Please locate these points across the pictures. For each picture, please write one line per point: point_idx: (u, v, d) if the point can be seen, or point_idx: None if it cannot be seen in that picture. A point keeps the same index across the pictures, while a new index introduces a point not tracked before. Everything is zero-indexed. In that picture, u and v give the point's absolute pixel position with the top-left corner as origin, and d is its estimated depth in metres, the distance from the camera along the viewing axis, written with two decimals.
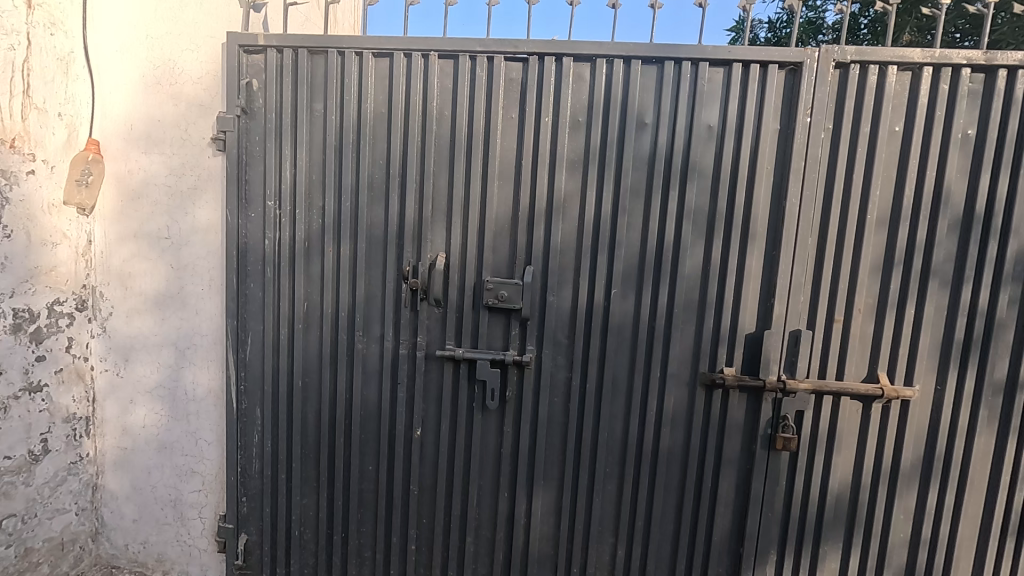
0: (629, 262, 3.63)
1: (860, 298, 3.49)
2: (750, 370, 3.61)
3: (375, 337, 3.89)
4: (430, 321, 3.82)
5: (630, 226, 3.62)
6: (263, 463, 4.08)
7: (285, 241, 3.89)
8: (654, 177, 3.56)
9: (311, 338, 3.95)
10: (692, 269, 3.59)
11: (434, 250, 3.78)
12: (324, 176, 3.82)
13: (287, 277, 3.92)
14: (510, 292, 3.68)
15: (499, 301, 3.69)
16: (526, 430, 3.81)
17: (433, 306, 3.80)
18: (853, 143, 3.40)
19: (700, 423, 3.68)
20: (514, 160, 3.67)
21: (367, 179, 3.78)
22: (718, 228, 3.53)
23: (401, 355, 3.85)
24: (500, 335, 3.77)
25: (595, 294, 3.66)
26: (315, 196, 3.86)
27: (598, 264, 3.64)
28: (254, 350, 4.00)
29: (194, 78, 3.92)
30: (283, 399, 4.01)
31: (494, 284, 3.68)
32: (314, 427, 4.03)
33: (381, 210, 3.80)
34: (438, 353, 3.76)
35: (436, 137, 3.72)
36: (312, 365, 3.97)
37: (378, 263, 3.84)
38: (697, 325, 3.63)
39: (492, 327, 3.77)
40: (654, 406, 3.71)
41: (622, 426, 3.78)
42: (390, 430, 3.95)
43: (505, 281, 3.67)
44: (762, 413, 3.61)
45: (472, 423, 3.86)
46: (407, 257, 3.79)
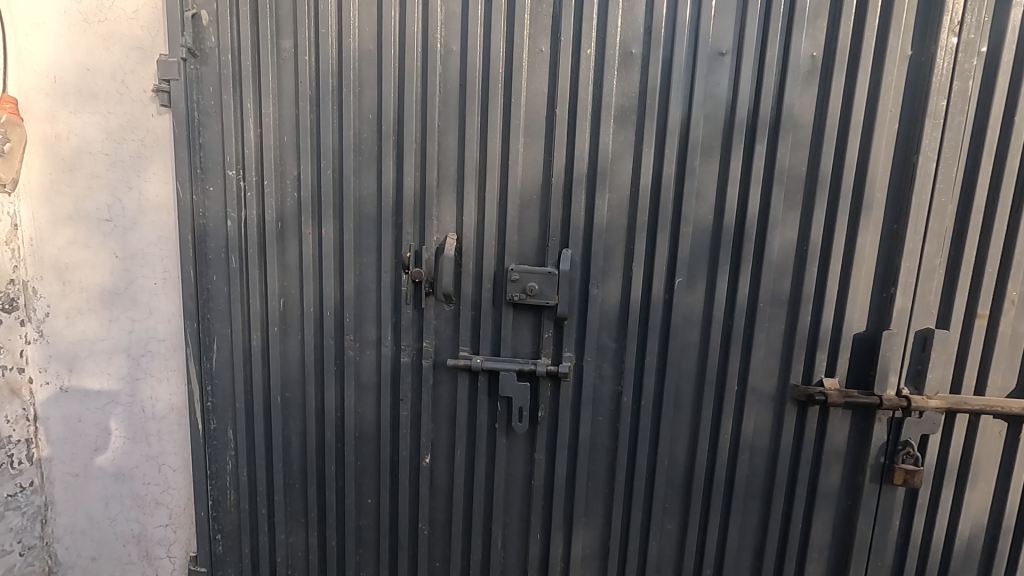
0: (698, 242, 2.76)
1: (1014, 287, 2.59)
2: (856, 381, 2.76)
3: (370, 342, 3.08)
4: (440, 322, 3.00)
5: (701, 194, 2.72)
6: (239, 495, 3.34)
7: (253, 222, 3.06)
8: (734, 128, 2.65)
9: (291, 344, 3.15)
10: (783, 251, 2.72)
11: (442, 230, 2.93)
12: (298, 136, 2.97)
13: (257, 267, 3.10)
14: (541, 284, 2.83)
15: (527, 296, 2.84)
16: (564, 458, 3.01)
17: (442, 303, 2.98)
18: (1016, 73, 2.46)
19: (789, 449, 2.86)
20: (545, 110, 2.78)
21: (354, 140, 2.92)
22: (821, 195, 2.63)
23: (404, 364, 3.05)
24: (529, 337, 2.94)
25: (653, 285, 2.81)
26: (289, 164, 3.01)
27: (658, 246, 2.76)
28: (221, 359, 3.22)
29: (128, 13, 3.08)
30: (260, 419, 3.23)
31: (522, 273, 2.83)
32: (299, 452, 3.26)
33: (373, 180, 2.95)
34: (450, 363, 2.95)
35: (441, 82, 2.83)
36: (294, 378, 3.18)
37: (371, 249, 3.01)
38: (788, 322, 2.78)
39: (518, 329, 2.95)
40: (728, 427, 2.88)
41: (685, 452, 2.96)
42: (392, 457, 3.18)
43: (535, 270, 2.82)
44: (873, 437, 2.75)
45: (494, 448, 3.06)
46: (407, 239, 2.95)
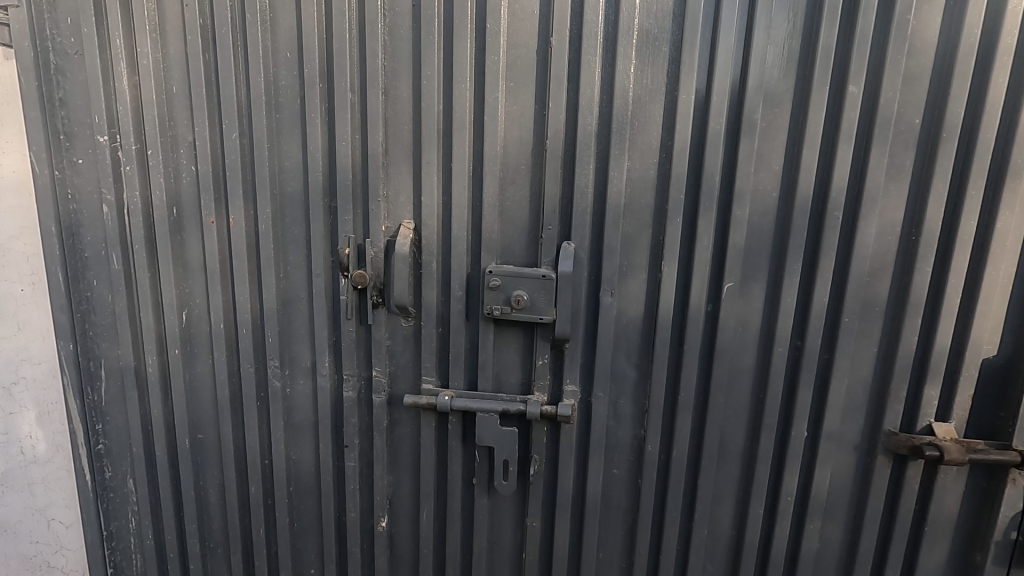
0: (755, 230, 1.93)
1: None
2: (979, 427, 1.95)
3: (303, 369, 2.30)
4: (396, 343, 2.21)
5: (762, 160, 1.89)
6: (146, 560, 2.59)
7: (136, 207, 2.23)
8: (816, 61, 1.80)
9: (200, 371, 2.36)
10: (881, 242, 1.88)
11: (394, 216, 2.11)
12: (192, 86, 2.12)
13: (148, 269, 2.29)
14: (533, 292, 2.00)
15: (512, 310, 2.02)
16: (565, 525, 2.22)
17: (396, 317, 2.18)
18: None
19: (879, 517, 2.05)
20: (536, 43, 1.94)
21: (270, 90, 2.08)
22: (943, 160, 1.79)
23: (348, 399, 2.26)
24: (516, 364, 2.15)
25: (691, 292, 1.98)
26: (181, 125, 2.17)
27: (699, 237, 1.94)
28: (111, 390, 2.43)
29: None
30: (165, 467, 2.46)
31: (508, 277, 2.01)
32: (219, 509, 2.49)
33: (297, 147, 2.12)
34: (408, 401, 2.15)
35: (387, 3, 1.98)
36: (207, 413, 2.40)
37: (300, 243, 2.19)
38: (883, 344, 1.95)
39: (501, 352, 2.15)
40: (794, 487, 2.08)
41: (732, 518, 2.16)
42: (338, 518, 2.40)
43: (522, 274, 2.00)
44: (1001, 505, 1.96)
45: (471, 510, 2.28)
46: (346, 230, 2.12)
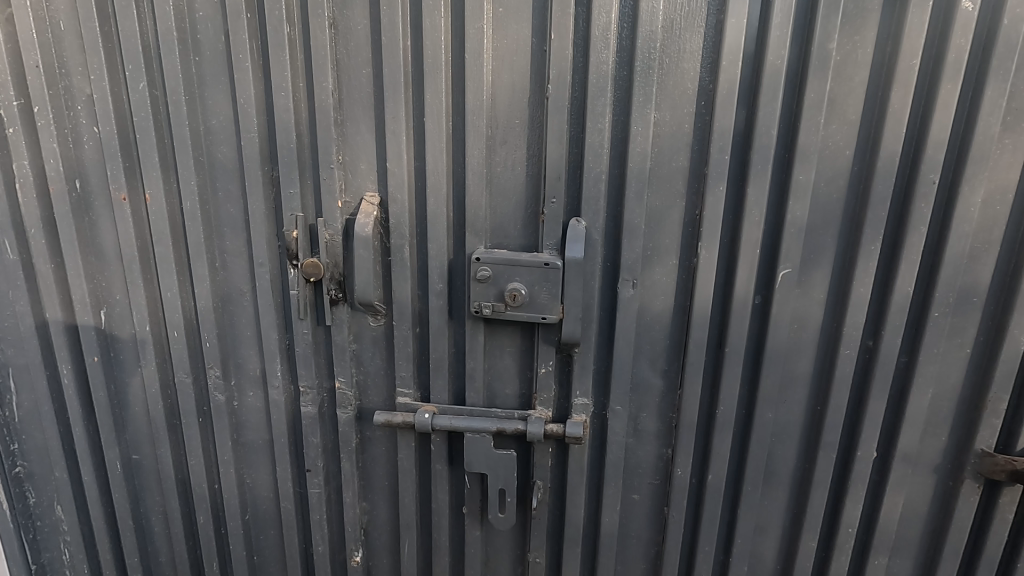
0: (822, 200, 1.48)
1: None
2: None
3: (253, 378, 1.88)
4: (363, 346, 1.78)
5: (835, 106, 1.42)
6: None
7: (28, 181, 1.75)
8: None
9: (128, 381, 1.94)
10: (989, 214, 1.44)
11: (354, 189, 1.65)
12: (84, 20, 1.62)
13: (51, 258, 1.82)
14: (532, 285, 1.55)
15: (507, 308, 1.58)
16: (575, 562, 1.84)
17: (361, 316, 1.75)
18: None
19: (961, 554, 1.67)
20: None
21: (187, 24, 1.60)
22: None
23: (308, 415, 1.84)
24: (513, 371, 1.73)
25: (736, 281, 1.55)
26: (76, 74, 1.68)
27: (748, 209, 1.49)
28: (24, 406, 1.98)
29: None
30: (97, 494, 2.06)
31: (502, 266, 1.56)
32: (164, 539, 2.11)
33: (226, 100, 1.64)
34: (379, 420, 1.75)
35: None
36: (142, 431, 2.00)
37: (238, 224, 1.74)
38: (980, 344, 1.53)
39: (494, 358, 1.73)
40: (857, 517, 1.69)
41: (777, 551, 1.78)
42: (304, 550, 2.02)
43: (518, 261, 1.55)
44: None
45: (462, 543, 1.90)
46: (292, 207, 1.66)
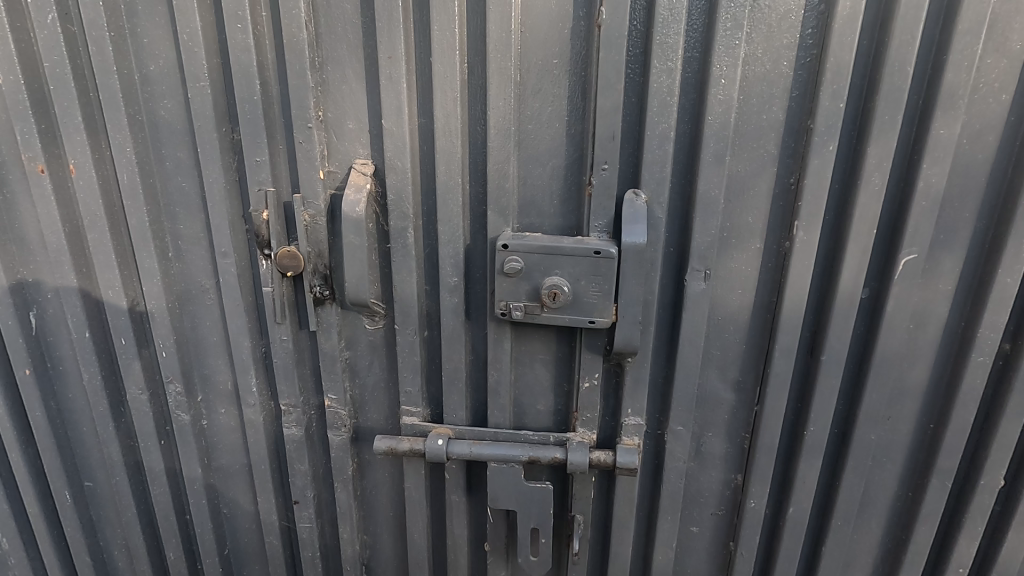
0: (964, 164, 1.11)
1: None
2: None
3: (224, 393, 1.53)
4: (358, 355, 1.43)
5: (993, 33, 1.04)
6: None
7: None
8: None
9: (73, 397, 1.58)
10: None
11: (340, 156, 1.27)
12: None
13: None
14: (576, 280, 1.18)
15: (542, 310, 1.21)
16: None
17: (354, 317, 1.39)
18: None
19: None
20: None
21: None
22: None
23: (292, 438, 1.50)
24: (546, 384, 1.39)
25: (842, 272, 1.18)
26: None
27: (865, 177, 1.12)
28: None
29: None
30: (43, 529, 1.70)
31: (539, 254, 1.18)
32: None
33: (168, 39, 1.24)
34: (381, 449, 1.40)
35: None
36: (94, 454, 1.65)
37: (194, 204, 1.36)
38: None
39: (522, 368, 1.38)
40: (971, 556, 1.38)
41: None
42: None
43: (558, 249, 1.18)
44: None
45: None
46: (260, 179, 1.27)
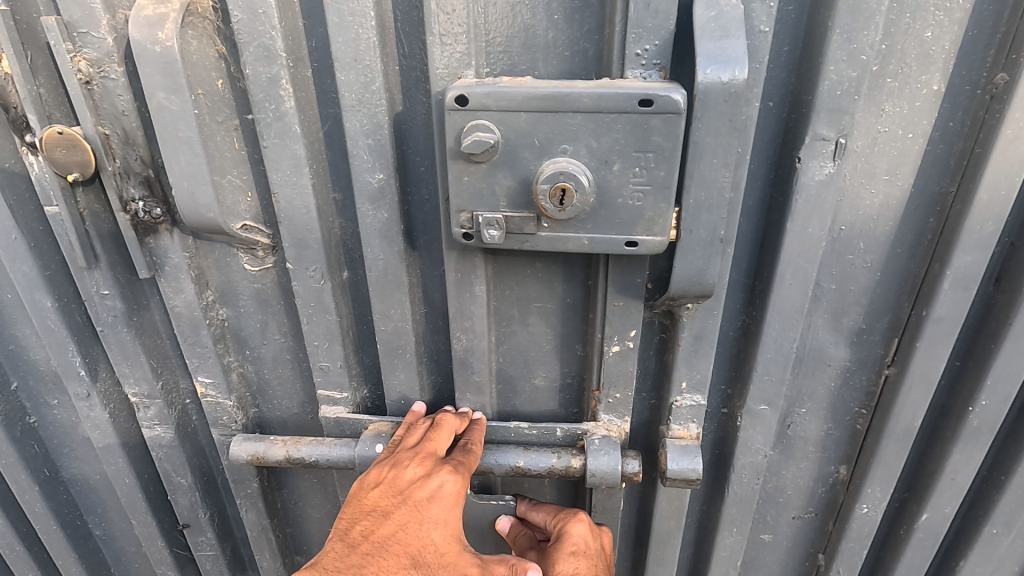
0: None
1: None
2: None
3: (48, 377, 0.98)
4: (239, 312, 0.88)
5: None
6: None
7: None
8: None
9: None
10: None
11: None
12: None
13: None
14: (604, 164, 0.61)
15: (540, 229, 0.65)
16: None
17: (220, 250, 0.82)
18: None
19: None
20: None
21: None
22: None
23: (159, 441, 0.97)
24: (548, 349, 0.85)
25: None
26: None
27: None
28: None
29: None
30: None
31: (529, 113, 0.60)
32: None
33: None
34: (238, 456, 0.92)
35: None
36: None
37: None
38: None
39: (507, 325, 0.84)
40: None
41: None
42: None
43: (567, 100, 0.59)
44: None
45: None
46: None
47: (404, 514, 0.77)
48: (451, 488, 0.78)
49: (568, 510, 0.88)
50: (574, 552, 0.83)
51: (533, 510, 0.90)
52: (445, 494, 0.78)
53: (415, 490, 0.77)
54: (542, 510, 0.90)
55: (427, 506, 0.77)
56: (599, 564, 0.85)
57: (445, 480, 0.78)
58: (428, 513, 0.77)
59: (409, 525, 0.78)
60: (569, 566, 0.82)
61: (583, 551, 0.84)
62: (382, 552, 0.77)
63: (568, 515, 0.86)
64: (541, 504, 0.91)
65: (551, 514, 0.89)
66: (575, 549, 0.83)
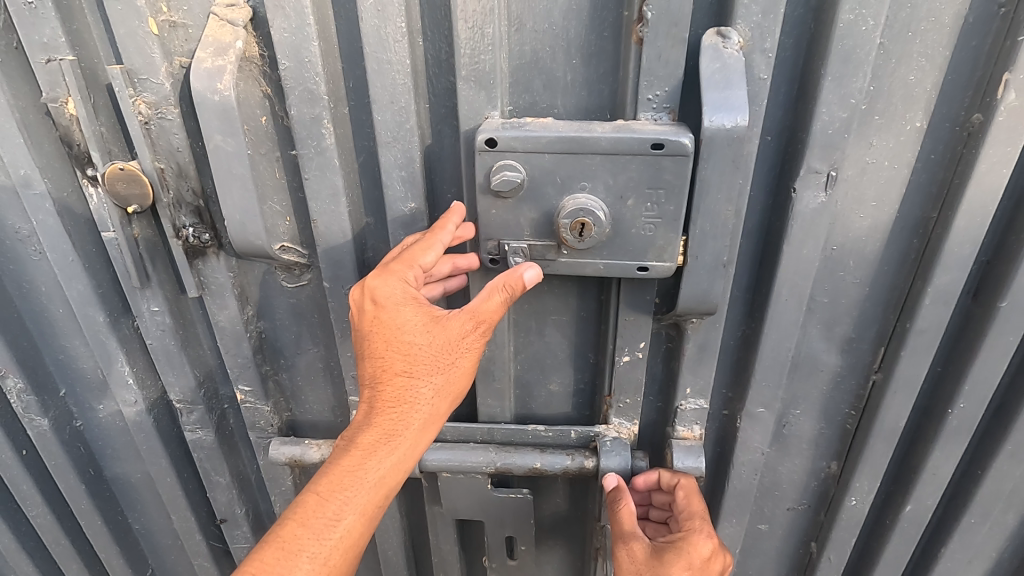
0: None
1: None
2: None
3: (94, 384, 1.05)
4: (277, 325, 0.94)
5: None
6: None
7: None
8: None
9: None
10: None
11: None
12: None
13: None
14: (619, 198, 0.68)
15: (561, 255, 0.72)
16: None
17: (260, 269, 0.89)
18: None
19: None
20: None
21: None
22: None
23: (200, 443, 1.04)
24: (564, 357, 0.93)
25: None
26: None
27: None
28: None
29: None
30: None
31: (553, 154, 0.67)
32: None
33: None
34: (274, 457, 0.99)
35: None
36: None
37: None
38: None
39: (527, 336, 0.91)
40: None
41: None
42: None
43: (586, 142, 0.66)
44: None
45: None
46: (46, 42, 0.71)
47: (373, 399, 0.76)
48: (387, 285, 0.71)
49: (708, 527, 0.83)
50: (686, 570, 0.81)
51: (685, 496, 0.85)
52: (384, 293, 0.71)
53: (372, 326, 0.74)
54: (693, 503, 0.85)
55: (393, 332, 0.73)
56: None
57: (374, 309, 0.73)
58: (384, 322, 0.72)
59: (379, 346, 0.74)
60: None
61: (698, 571, 0.82)
62: (376, 406, 0.75)
63: (700, 531, 0.83)
64: (696, 493, 0.86)
65: (694, 514, 0.84)
66: (687, 569, 0.81)
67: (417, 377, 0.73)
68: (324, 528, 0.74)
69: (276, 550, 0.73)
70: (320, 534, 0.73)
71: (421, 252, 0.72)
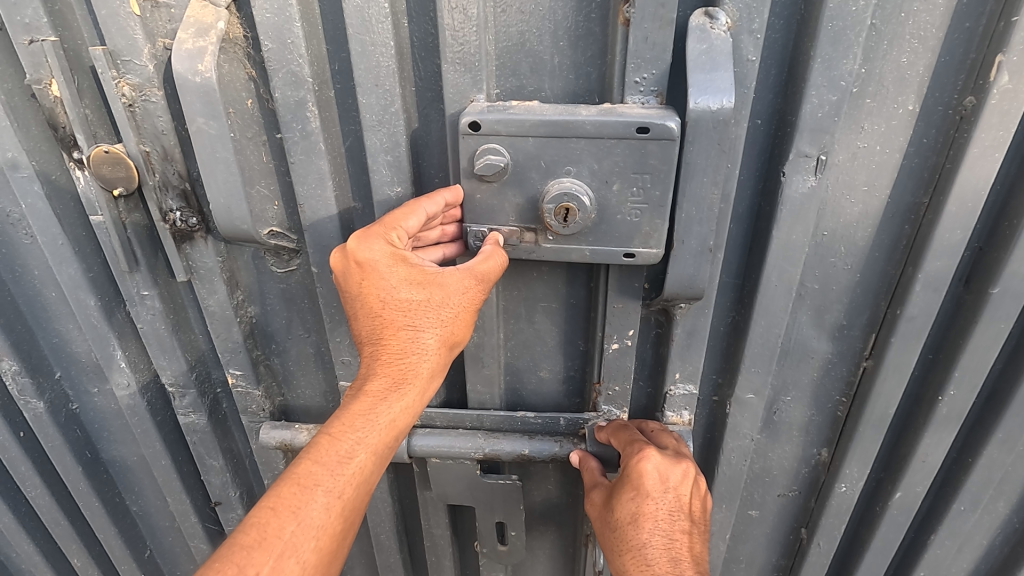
0: None
1: None
2: None
3: (89, 367, 1.06)
4: (266, 309, 0.95)
5: None
6: None
7: None
8: None
9: None
10: None
11: None
12: None
13: None
14: (604, 182, 0.67)
15: (547, 240, 0.72)
16: None
17: (248, 253, 0.89)
18: None
19: None
20: None
21: None
22: None
23: (193, 427, 1.05)
24: (553, 343, 0.93)
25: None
26: None
27: None
28: None
29: None
30: None
31: (537, 137, 0.66)
32: None
33: None
34: (265, 441, 1.00)
35: None
36: None
37: None
38: None
39: (516, 322, 0.91)
40: None
41: None
42: None
43: (569, 123, 0.65)
44: None
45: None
46: (28, 24, 0.71)
47: (373, 351, 0.73)
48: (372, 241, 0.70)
49: (638, 444, 0.82)
50: (634, 496, 0.80)
51: (611, 438, 0.87)
52: (371, 250, 0.70)
53: (362, 288, 0.73)
54: (618, 440, 0.86)
55: (385, 290, 0.71)
56: (669, 502, 0.80)
57: (362, 269, 0.71)
58: (376, 276, 0.71)
59: (373, 299, 0.72)
60: (628, 511, 0.81)
61: (650, 489, 0.79)
62: (380, 354, 0.73)
63: (638, 452, 0.81)
64: (620, 430, 0.88)
65: (625, 443, 0.85)
66: (633, 493, 0.80)
67: (419, 318, 0.71)
68: (338, 464, 0.71)
69: (291, 486, 0.70)
70: (334, 470, 0.71)
71: (406, 216, 0.70)
